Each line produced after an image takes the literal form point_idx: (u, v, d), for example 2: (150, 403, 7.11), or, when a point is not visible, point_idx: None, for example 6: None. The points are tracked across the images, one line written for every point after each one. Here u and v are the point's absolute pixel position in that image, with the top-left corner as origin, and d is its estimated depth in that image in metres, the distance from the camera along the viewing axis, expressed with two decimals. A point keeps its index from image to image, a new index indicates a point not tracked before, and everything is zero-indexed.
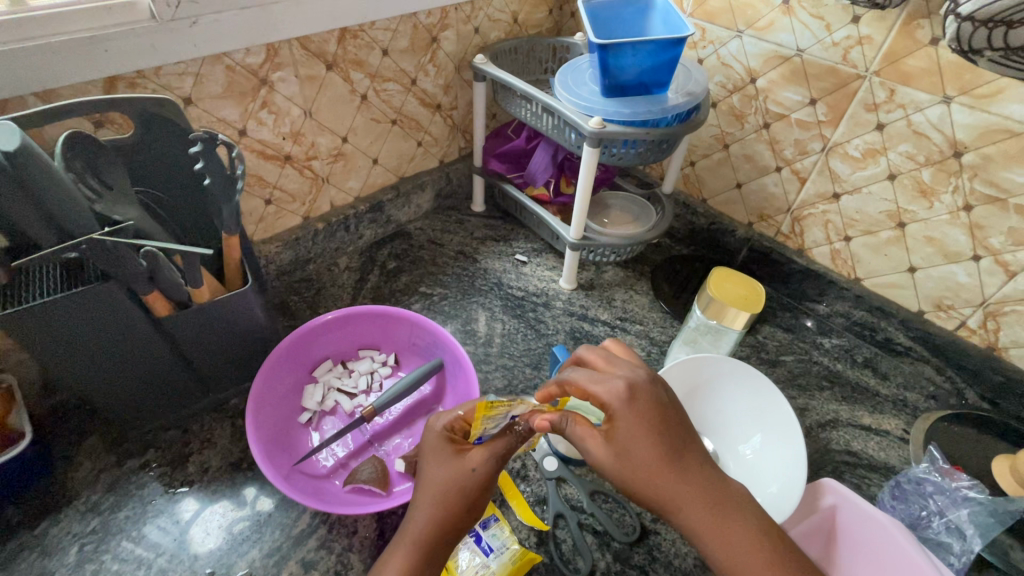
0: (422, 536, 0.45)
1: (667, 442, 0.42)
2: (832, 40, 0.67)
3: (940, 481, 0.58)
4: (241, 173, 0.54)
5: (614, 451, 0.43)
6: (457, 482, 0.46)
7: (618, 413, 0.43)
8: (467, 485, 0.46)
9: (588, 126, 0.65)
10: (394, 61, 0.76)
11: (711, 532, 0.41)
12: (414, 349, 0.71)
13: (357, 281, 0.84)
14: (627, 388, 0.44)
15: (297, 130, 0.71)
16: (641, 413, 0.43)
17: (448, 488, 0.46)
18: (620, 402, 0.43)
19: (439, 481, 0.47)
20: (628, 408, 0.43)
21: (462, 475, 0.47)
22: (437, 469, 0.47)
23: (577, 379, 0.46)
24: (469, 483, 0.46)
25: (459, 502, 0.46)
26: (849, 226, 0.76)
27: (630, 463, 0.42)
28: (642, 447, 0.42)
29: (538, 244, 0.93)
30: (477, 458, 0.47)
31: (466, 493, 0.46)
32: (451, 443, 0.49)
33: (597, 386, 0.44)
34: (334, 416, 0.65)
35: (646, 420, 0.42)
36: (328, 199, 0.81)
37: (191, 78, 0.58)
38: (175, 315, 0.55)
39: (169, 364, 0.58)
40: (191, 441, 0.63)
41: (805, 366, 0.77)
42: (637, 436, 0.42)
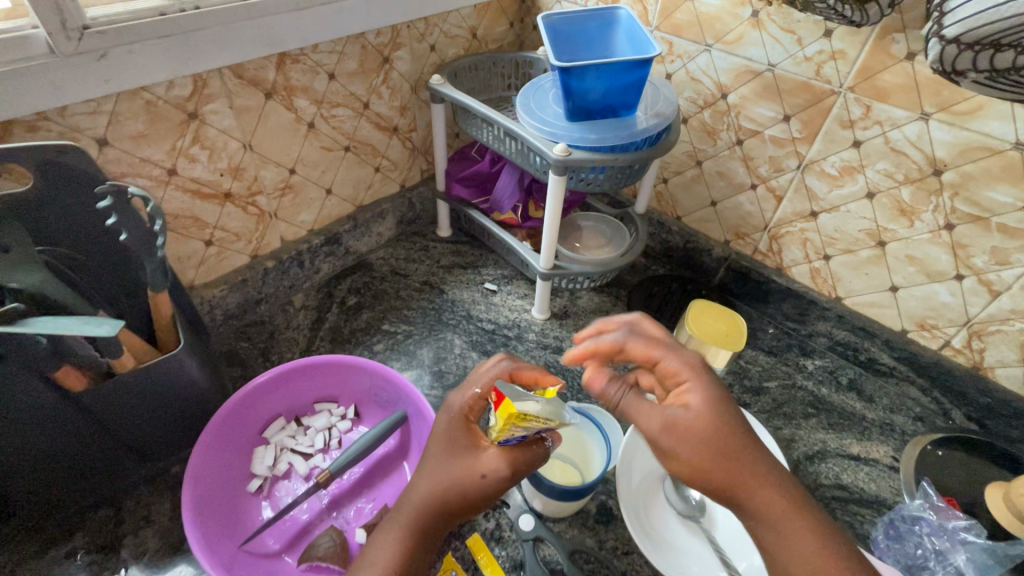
0: (416, 521, 0.44)
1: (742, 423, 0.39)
2: (804, 55, 0.64)
3: (935, 520, 0.56)
4: (162, 227, 0.48)
5: (687, 428, 0.38)
6: (465, 481, 0.44)
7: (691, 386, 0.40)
8: (472, 489, 0.44)
9: (553, 153, 0.61)
10: (343, 85, 0.70)
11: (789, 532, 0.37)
12: (375, 399, 0.65)
13: (314, 320, 0.78)
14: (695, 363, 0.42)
15: (236, 165, 0.64)
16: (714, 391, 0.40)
17: (450, 484, 0.44)
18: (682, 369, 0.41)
19: (448, 473, 0.44)
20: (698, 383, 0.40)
21: (471, 478, 0.44)
22: (446, 461, 0.45)
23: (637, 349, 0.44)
24: (474, 487, 0.43)
25: (458, 501, 0.44)
26: (828, 244, 0.73)
27: (706, 442, 0.38)
28: (721, 426, 0.39)
29: (508, 271, 0.88)
30: (489, 464, 0.44)
31: (467, 495, 0.44)
32: (467, 436, 0.46)
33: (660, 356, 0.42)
34: (289, 481, 0.60)
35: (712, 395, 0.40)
36: (278, 234, 0.75)
37: (104, 117, 0.52)
38: (94, 390, 0.48)
39: (94, 441, 0.52)
40: (125, 520, 0.56)
41: (790, 393, 0.74)
42: (717, 413, 0.39)
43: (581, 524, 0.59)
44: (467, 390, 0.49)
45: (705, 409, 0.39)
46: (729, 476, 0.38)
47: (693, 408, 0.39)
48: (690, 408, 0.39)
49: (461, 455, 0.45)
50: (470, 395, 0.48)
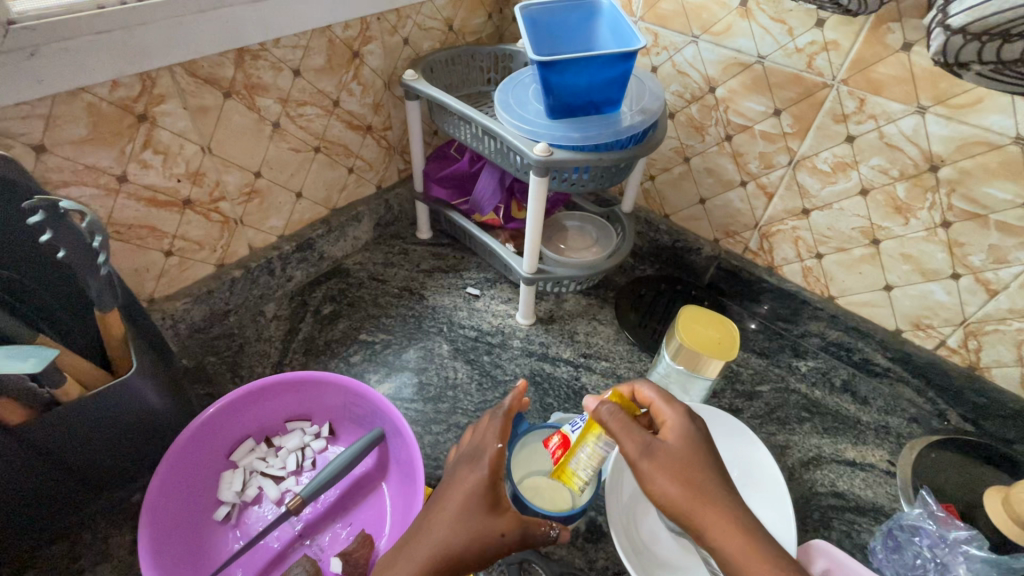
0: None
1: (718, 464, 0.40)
2: (795, 46, 0.61)
3: (935, 530, 0.54)
4: (104, 243, 0.44)
5: (666, 454, 0.39)
6: (481, 539, 0.40)
7: (675, 427, 0.41)
8: (486, 550, 0.40)
9: (533, 153, 0.57)
10: (310, 82, 0.66)
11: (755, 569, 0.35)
12: (351, 417, 0.62)
13: (286, 331, 0.74)
14: (690, 411, 0.43)
15: (195, 170, 0.60)
16: (697, 437, 0.41)
17: (468, 539, 0.40)
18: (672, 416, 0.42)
19: (466, 529, 0.41)
20: (684, 425, 0.41)
21: (487, 537, 0.40)
22: (467, 517, 0.41)
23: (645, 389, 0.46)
24: (491, 549, 0.40)
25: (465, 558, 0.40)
26: (820, 243, 0.71)
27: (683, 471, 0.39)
28: (699, 461, 0.39)
29: (490, 275, 0.85)
30: (508, 524, 0.41)
31: (480, 550, 0.40)
32: (492, 495, 0.42)
33: (663, 399, 0.44)
34: (260, 506, 0.56)
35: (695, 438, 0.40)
36: (246, 241, 0.70)
37: (40, 121, 0.47)
38: (37, 422, 0.44)
39: (41, 478, 0.47)
40: (82, 556, 0.53)
41: (783, 397, 0.72)
42: (694, 452, 0.40)
43: (569, 544, 0.56)
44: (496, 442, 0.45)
45: (691, 445, 0.40)
46: (698, 507, 0.37)
47: (670, 447, 0.40)
48: (670, 445, 0.40)
49: (476, 511, 0.41)
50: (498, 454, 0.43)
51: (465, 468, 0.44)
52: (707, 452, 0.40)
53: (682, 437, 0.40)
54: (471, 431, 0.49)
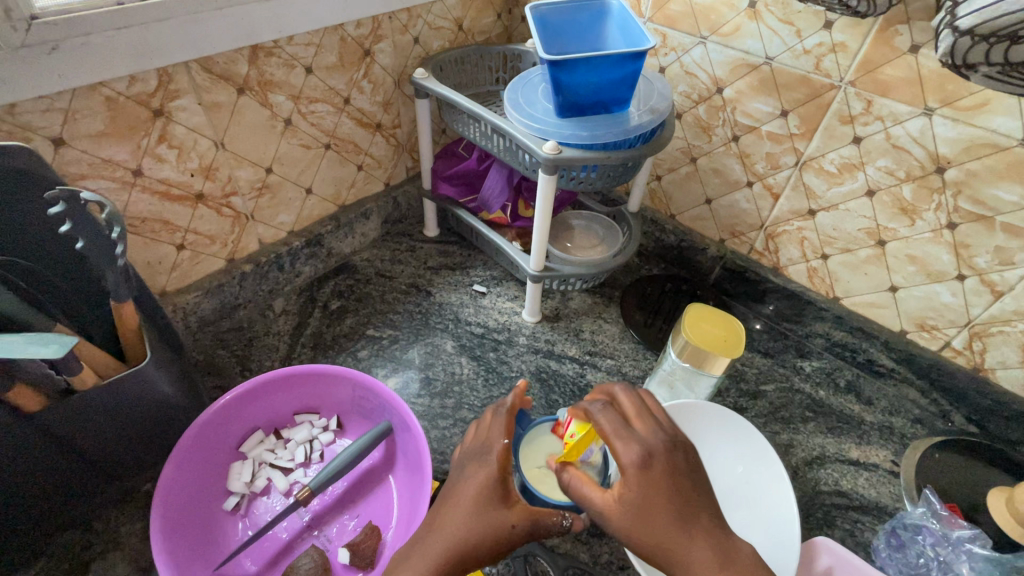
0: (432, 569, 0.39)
1: (684, 505, 0.37)
2: (802, 47, 0.61)
3: (938, 529, 0.54)
4: (122, 234, 0.45)
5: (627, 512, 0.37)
6: (494, 533, 0.41)
7: (632, 478, 0.38)
8: (499, 543, 0.41)
9: (542, 151, 0.58)
10: (322, 79, 0.67)
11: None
12: (358, 410, 0.62)
13: (295, 326, 0.75)
14: (647, 448, 0.39)
15: (208, 165, 0.61)
16: (656, 481, 0.38)
17: (481, 533, 0.40)
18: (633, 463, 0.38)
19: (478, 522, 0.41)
20: (639, 473, 0.38)
21: (501, 530, 0.41)
22: (478, 511, 0.42)
23: (600, 422, 0.41)
24: (505, 540, 0.40)
25: (480, 549, 0.40)
26: (825, 244, 0.71)
27: (647, 527, 0.37)
28: (658, 513, 0.37)
29: (497, 272, 0.85)
30: (518, 514, 0.42)
31: (495, 544, 0.40)
32: (503, 489, 0.43)
33: (617, 439, 0.40)
34: (268, 497, 0.57)
35: (660, 489, 0.37)
36: (256, 237, 0.71)
37: (59, 115, 0.48)
38: (54, 408, 0.45)
39: (56, 463, 0.48)
40: (93, 544, 0.53)
41: (788, 396, 0.72)
42: (652, 503, 0.37)
43: (574, 538, 0.56)
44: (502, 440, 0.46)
45: (655, 493, 0.37)
46: (665, 558, 0.36)
47: (626, 506, 0.37)
48: (625, 506, 0.37)
49: (488, 504, 0.42)
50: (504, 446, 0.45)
51: (474, 463, 0.45)
52: (669, 495, 0.37)
53: (639, 487, 0.37)
54: (473, 430, 0.50)
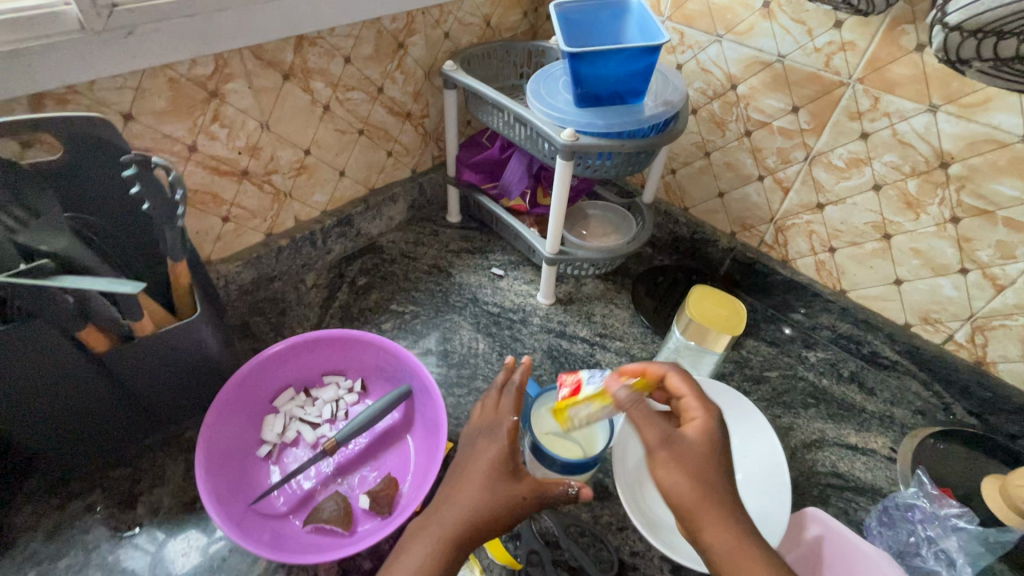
0: (449, 536, 0.43)
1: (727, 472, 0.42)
2: (813, 46, 0.64)
3: (928, 507, 0.56)
4: (181, 197, 0.50)
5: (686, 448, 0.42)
6: (505, 502, 0.45)
7: (702, 426, 0.44)
8: (512, 510, 0.45)
9: (560, 138, 0.62)
10: (358, 68, 0.72)
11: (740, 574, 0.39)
12: (382, 375, 0.67)
13: (324, 299, 0.81)
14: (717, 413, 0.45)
15: (254, 144, 0.67)
16: (717, 441, 0.43)
17: (494, 505, 0.44)
18: (704, 420, 0.44)
19: (490, 494, 0.45)
20: (710, 428, 0.43)
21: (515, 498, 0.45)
22: (491, 484, 0.46)
23: (676, 383, 0.47)
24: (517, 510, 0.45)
25: (492, 518, 0.44)
26: (833, 237, 0.73)
27: (696, 471, 0.41)
28: (711, 465, 0.42)
29: (515, 257, 0.89)
30: (528, 486, 0.46)
31: (507, 514, 0.45)
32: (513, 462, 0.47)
33: (694, 398, 0.46)
34: (297, 448, 0.62)
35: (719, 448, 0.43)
36: (292, 214, 0.77)
37: (130, 92, 0.54)
38: (117, 350, 0.50)
39: (113, 401, 0.54)
40: (141, 479, 0.59)
41: (791, 382, 0.75)
42: (710, 455, 0.42)
43: (577, 499, 0.60)
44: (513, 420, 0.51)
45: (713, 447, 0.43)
46: (700, 505, 0.40)
47: (691, 445, 0.42)
48: (689, 444, 0.42)
49: (501, 479, 0.46)
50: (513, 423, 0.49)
51: (484, 439, 0.49)
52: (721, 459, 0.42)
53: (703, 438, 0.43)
54: (479, 408, 0.54)
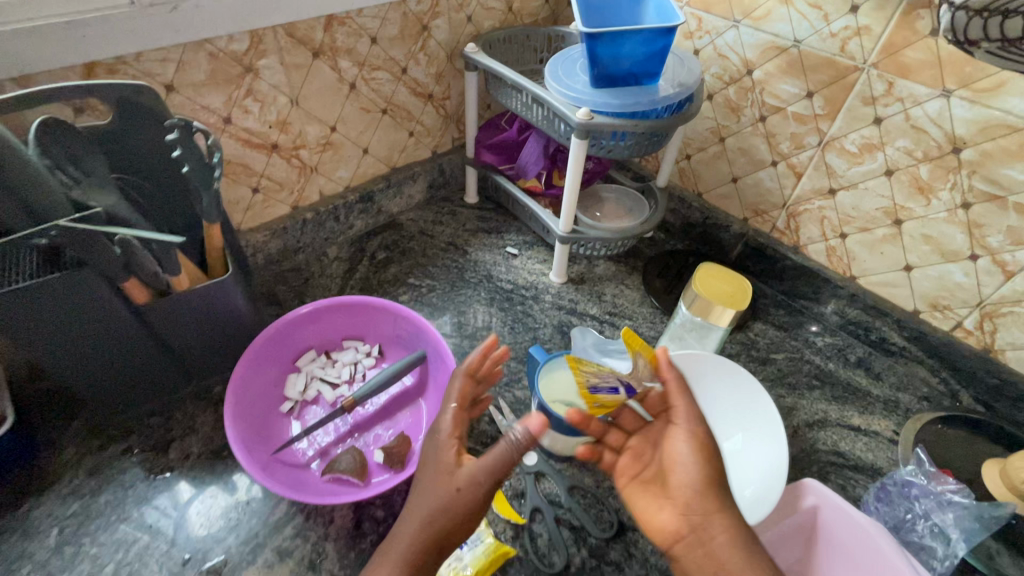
0: (403, 550, 0.43)
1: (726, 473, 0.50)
2: (829, 30, 0.65)
3: (925, 484, 0.58)
4: (219, 161, 0.54)
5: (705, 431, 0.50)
6: (445, 500, 0.44)
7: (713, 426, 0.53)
8: (448, 504, 0.44)
9: (575, 117, 0.64)
10: (384, 49, 0.75)
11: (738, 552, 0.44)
12: (398, 342, 0.71)
13: (346, 271, 0.84)
14: None
15: (284, 118, 0.70)
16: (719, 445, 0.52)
17: (435, 508, 0.44)
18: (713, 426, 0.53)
19: (429, 497, 0.45)
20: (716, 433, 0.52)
21: (459, 492, 0.44)
22: (428, 487, 0.45)
23: None
24: (456, 503, 0.44)
25: (435, 516, 0.44)
26: (844, 223, 0.74)
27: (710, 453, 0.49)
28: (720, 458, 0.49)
29: (529, 237, 0.92)
30: (463, 476, 0.45)
31: (450, 510, 0.44)
32: (454, 453, 0.47)
33: None
34: (317, 406, 0.66)
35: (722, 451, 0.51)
36: (317, 188, 0.80)
37: (173, 64, 0.58)
38: (155, 302, 0.54)
39: (150, 352, 0.58)
40: (174, 428, 0.63)
41: (796, 365, 0.76)
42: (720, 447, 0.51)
43: (580, 464, 0.62)
44: (451, 411, 0.49)
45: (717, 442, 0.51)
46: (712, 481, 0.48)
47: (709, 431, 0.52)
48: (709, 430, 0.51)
49: (444, 479, 0.45)
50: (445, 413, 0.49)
51: (426, 436, 0.50)
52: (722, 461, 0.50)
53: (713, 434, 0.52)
54: None
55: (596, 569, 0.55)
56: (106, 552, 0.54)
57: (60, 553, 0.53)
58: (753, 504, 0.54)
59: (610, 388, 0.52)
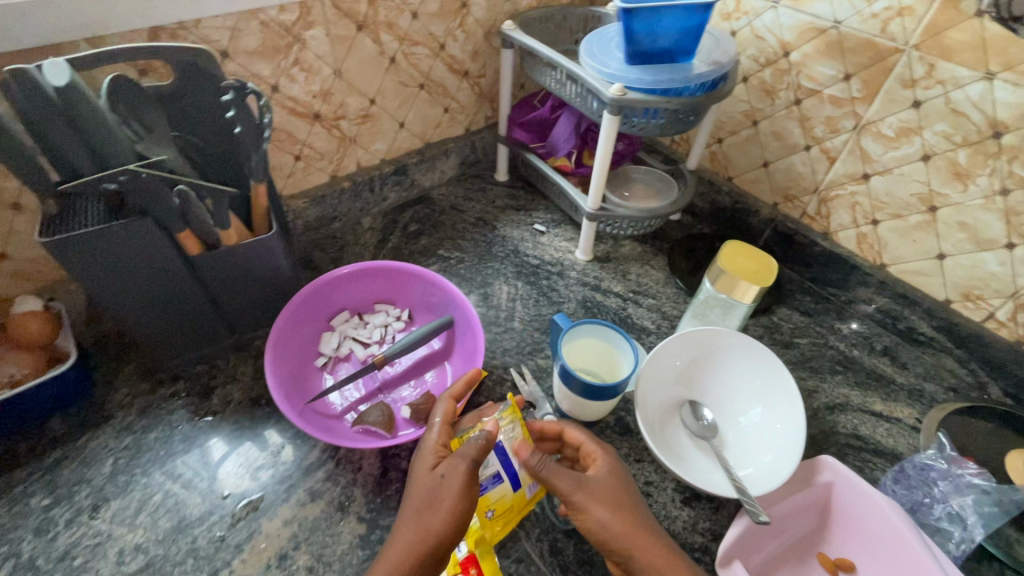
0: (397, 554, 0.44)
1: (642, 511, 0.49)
2: (871, 11, 0.64)
3: (945, 468, 0.60)
4: (268, 123, 0.57)
5: (595, 490, 0.49)
6: (430, 493, 0.47)
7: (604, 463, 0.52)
8: (435, 492, 0.47)
9: (608, 92, 0.65)
10: (424, 24, 0.77)
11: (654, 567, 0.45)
12: (428, 308, 0.73)
13: (378, 241, 0.87)
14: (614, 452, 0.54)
15: (327, 89, 0.73)
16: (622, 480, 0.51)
17: (422, 500, 0.47)
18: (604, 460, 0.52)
19: (419, 491, 0.48)
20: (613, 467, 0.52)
21: (433, 483, 0.48)
22: (418, 484, 0.49)
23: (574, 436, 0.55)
24: (439, 489, 0.47)
25: (424, 507, 0.47)
26: (877, 209, 0.73)
27: (615, 509, 0.48)
28: (623, 504, 0.48)
29: (557, 216, 0.93)
30: (445, 465, 0.49)
31: (437, 499, 0.47)
32: (432, 457, 0.51)
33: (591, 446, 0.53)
34: (349, 362, 0.69)
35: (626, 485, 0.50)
36: (355, 159, 0.83)
37: (228, 32, 0.61)
38: (205, 254, 0.58)
39: (198, 302, 0.62)
40: (217, 376, 0.67)
41: (820, 349, 0.77)
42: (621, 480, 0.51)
43: (598, 431, 0.64)
44: (437, 425, 0.55)
45: (611, 478, 0.50)
46: (625, 534, 0.46)
47: (604, 474, 0.51)
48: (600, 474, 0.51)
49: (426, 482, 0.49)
50: (431, 430, 0.54)
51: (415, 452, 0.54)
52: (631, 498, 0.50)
53: (609, 470, 0.51)
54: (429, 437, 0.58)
55: None
56: (154, 483, 0.58)
57: (114, 481, 0.58)
58: (769, 475, 0.55)
59: (494, 477, 0.55)
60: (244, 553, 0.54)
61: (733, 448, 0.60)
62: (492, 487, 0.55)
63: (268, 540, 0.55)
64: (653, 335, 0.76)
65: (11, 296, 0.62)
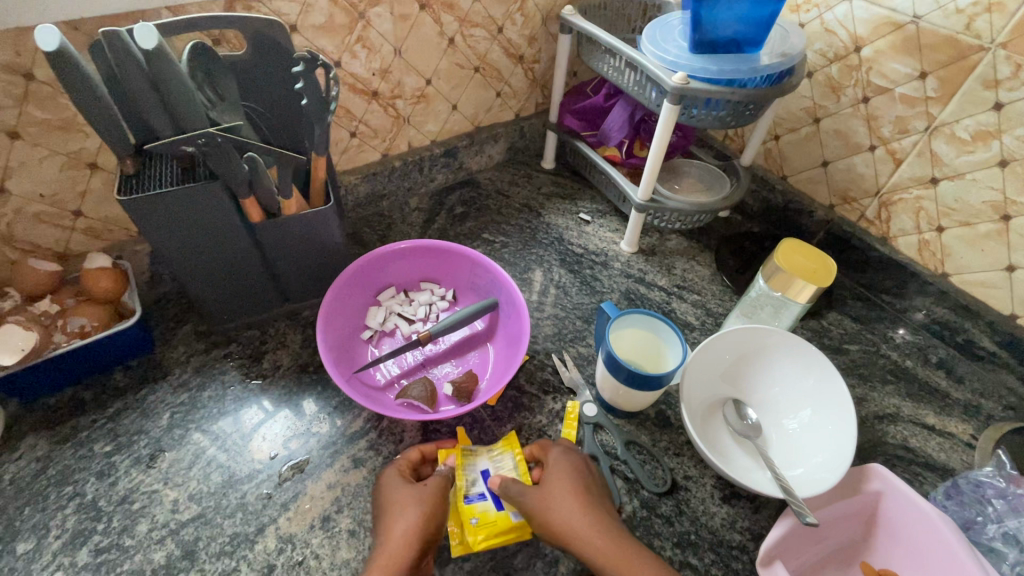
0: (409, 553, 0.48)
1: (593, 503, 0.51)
2: (956, 6, 0.61)
3: (1003, 486, 0.58)
4: (334, 96, 0.57)
5: (550, 487, 0.51)
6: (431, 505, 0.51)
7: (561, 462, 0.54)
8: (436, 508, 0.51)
9: (671, 81, 0.64)
10: (484, 6, 0.77)
11: (612, 565, 0.47)
12: (472, 289, 0.74)
13: (425, 221, 0.89)
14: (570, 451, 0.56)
15: (386, 67, 0.74)
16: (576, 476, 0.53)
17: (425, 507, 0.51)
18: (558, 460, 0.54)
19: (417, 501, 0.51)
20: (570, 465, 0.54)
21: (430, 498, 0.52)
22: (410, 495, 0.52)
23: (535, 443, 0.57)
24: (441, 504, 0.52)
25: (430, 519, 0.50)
26: (943, 215, 0.70)
27: (568, 499, 0.50)
28: (575, 496, 0.51)
29: (603, 206, 0.93)
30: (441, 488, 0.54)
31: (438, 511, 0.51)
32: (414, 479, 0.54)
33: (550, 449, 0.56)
34: (392, 338, 0.71)
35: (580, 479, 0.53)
36: (407, 139, 0.84)
37: (298, 6, 0.62)
38: (268, 222, 0.60)
39: (256, 268, 0.64)
40: (267, 341, 0.70)
41: (870, 358, 0.74)
42: (576, 475, 0.53)
43: (638, 423, 0.64)
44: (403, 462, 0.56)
45: (566, 473, 0.53)
46: (575, 524, 0.49)
47: (558, 473, 0.53)
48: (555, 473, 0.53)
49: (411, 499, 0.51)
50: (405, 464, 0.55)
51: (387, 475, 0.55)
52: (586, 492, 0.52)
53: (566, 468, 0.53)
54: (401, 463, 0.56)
55: (646, 518, 0.56)
56: (206, 439, 0.60)
57: (170, 434, 0.61)
58: (814, 481, 0.54)
59: (480, 494, 0.54)
60: (290, 512, 0.56)
61: (777, 450, 0.59)
62: (478, 500, 0.54)
63: (313, 502, 0.56)
64: (697, 330, 0.75)
65: (83, 253, 0.66)
